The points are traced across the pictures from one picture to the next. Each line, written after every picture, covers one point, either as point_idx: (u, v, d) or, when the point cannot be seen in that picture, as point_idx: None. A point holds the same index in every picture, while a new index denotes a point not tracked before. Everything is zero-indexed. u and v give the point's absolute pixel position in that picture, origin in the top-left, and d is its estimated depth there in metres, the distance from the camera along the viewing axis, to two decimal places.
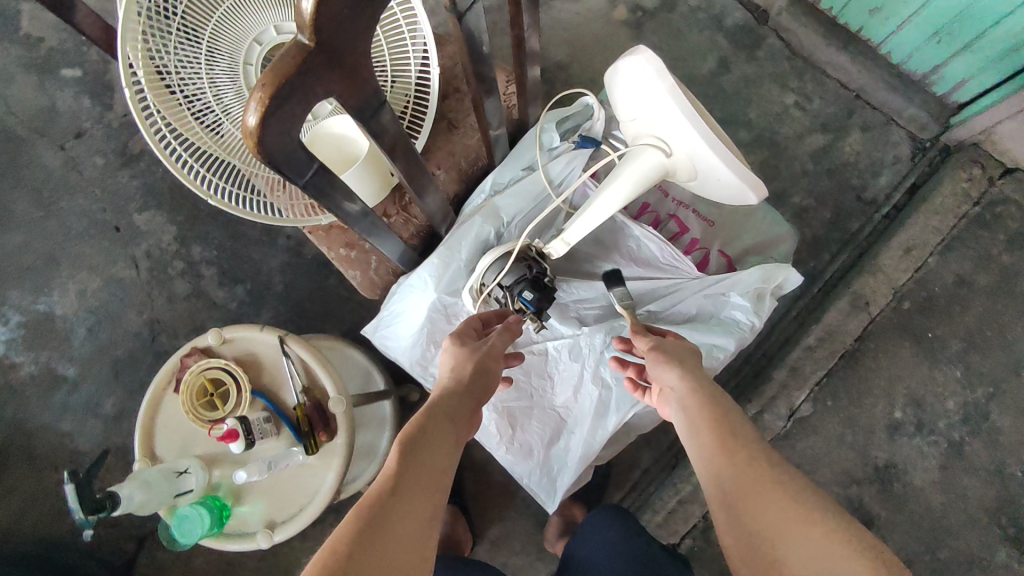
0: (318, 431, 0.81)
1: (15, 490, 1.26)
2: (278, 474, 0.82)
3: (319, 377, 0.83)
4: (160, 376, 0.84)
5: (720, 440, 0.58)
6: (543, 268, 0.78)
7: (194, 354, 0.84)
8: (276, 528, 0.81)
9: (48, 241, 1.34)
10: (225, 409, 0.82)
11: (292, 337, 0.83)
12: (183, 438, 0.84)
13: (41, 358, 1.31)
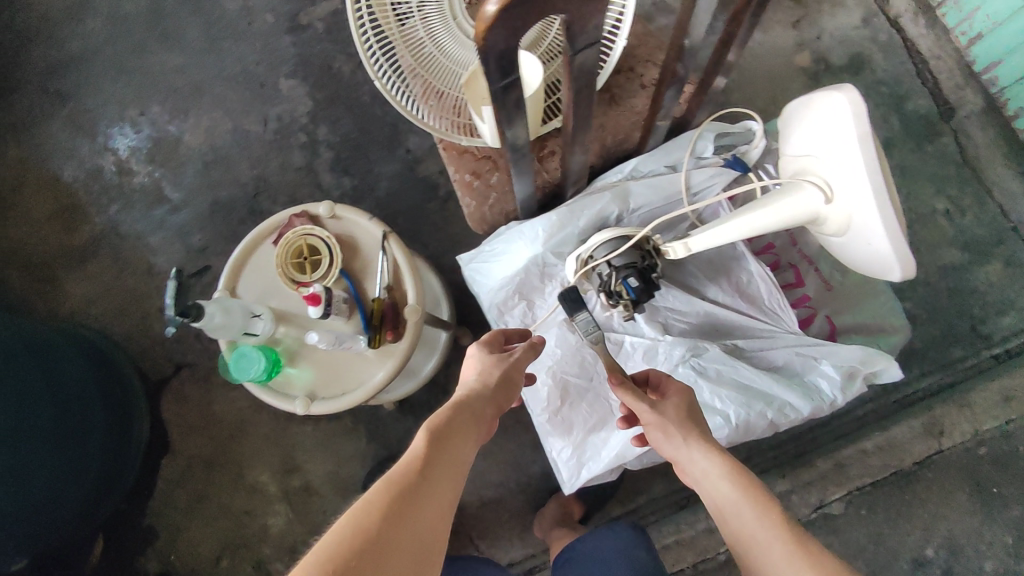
0: (386, 328, 0.84)
1: (92, 278, 1.36)
2: (335, 354, 0.85)
3: (404, 281, 0.86)
4: (266, 224, 0.88)
5: (742, 504, 0.57)
6: (654, 263, 0.78)
7: (302, 217, 0.87)
8: (314, 401, 0.84)
9: (200, 73, 1.41)
10: (311, 276, 0.85)
11: (394, 237, 0.86)
12: (264, 286, 0.87)
13: (155, 173, 1.39)
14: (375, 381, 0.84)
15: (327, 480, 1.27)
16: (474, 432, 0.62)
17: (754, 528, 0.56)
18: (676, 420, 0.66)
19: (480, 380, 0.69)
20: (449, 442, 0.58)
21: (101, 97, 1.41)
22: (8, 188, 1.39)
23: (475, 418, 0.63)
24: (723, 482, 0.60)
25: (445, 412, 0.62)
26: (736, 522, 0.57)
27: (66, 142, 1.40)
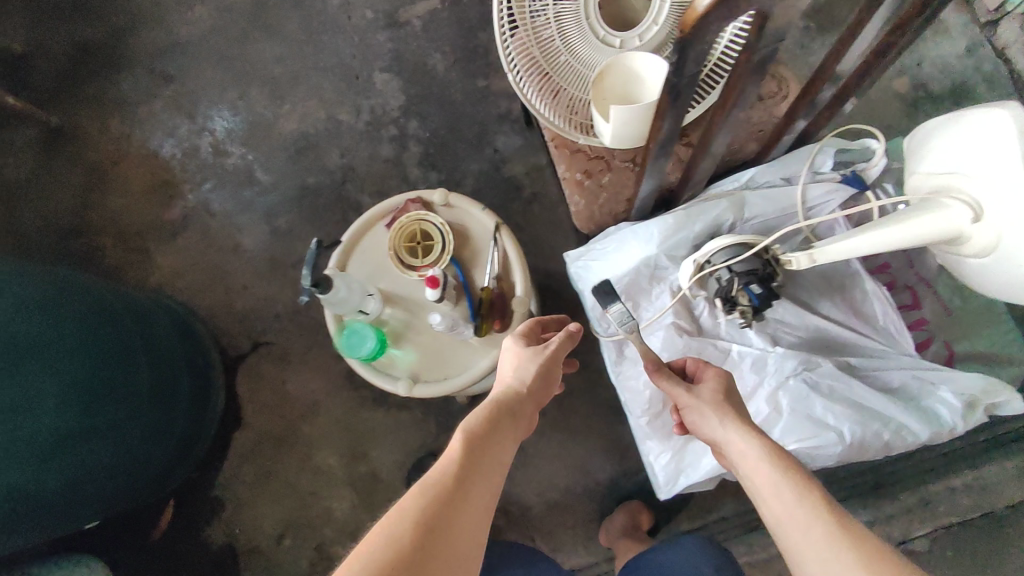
0: (494, 318, 0.84)
1: (182, 253, 1.40)
2: (439, 339, 0.86)
3: (512, 274, 0.87)
4: (379, 207, 0.90)
5: (790, 501, 0.56)
6: (775, 273, 0.77)
7: (416, 202, 0.89)
8: (417, 383, 0.85)
9: (298, 62, 1.45)
10: (423, 261, 0.86)
11: (506, 229, 0.87)
12: (374, 267, 0.89)
13: (248, 156, 1.43)
14: (478, 369, 0.85)
15: (392, 468, 1.28)
16: (514, 426, 0.61)
17: (801, 518, 0.55)
18: (715, 409, 0.67)
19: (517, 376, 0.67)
20: (484, 444, 0.57)
21: (203, 79, 1.46)
22: (110, 160, 1.45)
23: (512, 416, 0.61)
24: (770, 477, 0.58)
25: (482, 412, 0.60)
26: (783, 515, 0.56)
27: (167, 121, 1.45)
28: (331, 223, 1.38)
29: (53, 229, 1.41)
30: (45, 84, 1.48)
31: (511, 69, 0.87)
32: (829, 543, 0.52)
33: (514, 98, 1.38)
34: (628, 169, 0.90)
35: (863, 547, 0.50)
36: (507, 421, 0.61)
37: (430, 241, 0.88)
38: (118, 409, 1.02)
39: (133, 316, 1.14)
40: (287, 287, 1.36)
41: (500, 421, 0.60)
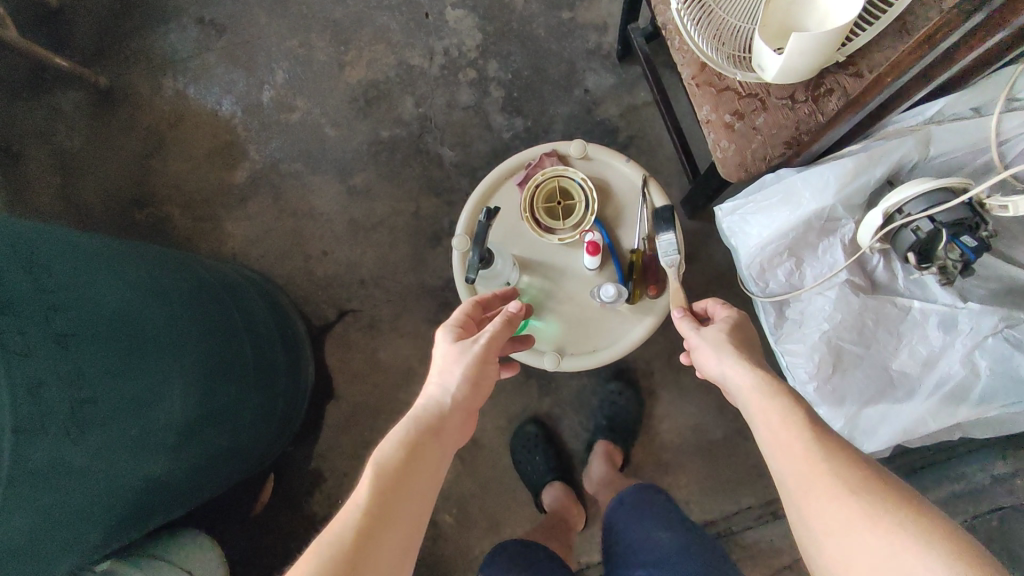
0: (648, 284, 0.77)
1: (253, 219, 1.32)
2: (584, 308, 0.79)
3: None
4: (507, 165, 0.83)
5: (786, 417, 0.55)
6: (986, 221, 0.66)
7: (552, 157, 0.81)
8: (564, 357, 0.79)
9: (360, 3, 1.33)
10: (564, 224, 0.78)
11: (656, 182, 0.79)
12: (505, 231, 0.81)
13: (314, 109, 1.32)
14: (631, 339, 0.78)
15: (494, 435, 1.22)
16: (439, 454, 0.59)
17: (784, 440, 0.53)
18: (715, 346, 0.64)
19: (442, 383, 0.64)
20: (402, 485, 0.54)
21: (259, 28, 1.35)
22: (166, 122, 1.35)
23: (436, 439, 0.59)
24: (762, 399, 0.57)
25: (397, 439, 0.58)
26: (776, 431, 0.55)
27: (223, 76, 1.35)
28: (411, 178, 1.28)
29: (114, 201, 1.33)
30: (87, 40, 1.37)
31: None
32: (809, 463, 0.51)
33: (603, 32, 1.26)
34: (785, 107, 0.78)
35: (840, 462, 0.50)
36: (432, 444, 0.59)
37: (569, 200, 0.80)
38: (229, 392, 0.97)
39: (218, 284, 1.08)
40: (368, 250, 1.28)
41: (421, 451, 0.57)
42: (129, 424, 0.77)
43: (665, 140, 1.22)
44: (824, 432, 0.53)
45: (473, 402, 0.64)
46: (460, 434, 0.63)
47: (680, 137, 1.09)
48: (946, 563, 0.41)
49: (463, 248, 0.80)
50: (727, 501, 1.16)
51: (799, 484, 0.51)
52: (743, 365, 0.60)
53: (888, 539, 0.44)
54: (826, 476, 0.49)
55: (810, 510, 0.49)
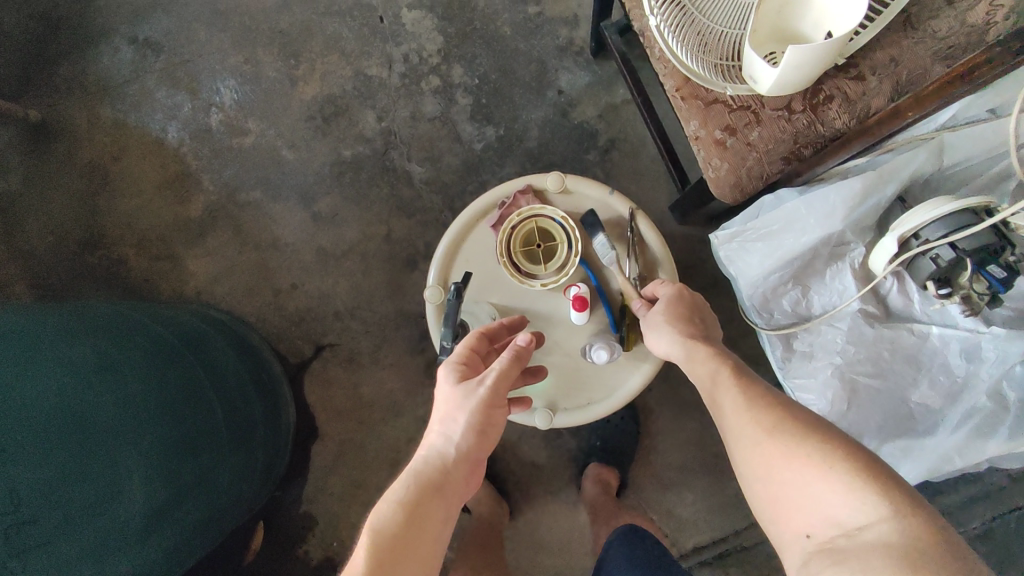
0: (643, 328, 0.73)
1: (214, 253, 1.23)
2: (574, 358, 0.74)
3: (653, 267, 0.76)
4: (479, 204, 0.77)
5: (718, 373, 0.58)
6: (1009, 243, 0.59)
7: (528, 193, 0.76)
8: (556, 413, 0.74)
9: (307, 9, 1.21)
10: (547, 269, 0.73)
11: (642, 215, 0.76)
12: (481, 278, 0.76)
13: (268, 130, 1.22)
14: (627, 387, 0.74)
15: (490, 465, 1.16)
16: (442, 517, 0.51)
17: (716, 395, 0.57)
18: (654, 322, 0.66)
19: (444, 432, 0.56)
20: (399, 559, 0.46)
21: (198, 44, 1.23)
22: (108, 155, 1.25)
23: (438, 500, 0.51)
24: (693, 361, 0.61)
25: (393, 500, 0.50)
26: (711, 391, 0.58)
27: (165, 99, 1.24)
28: (379, 199, 1.19)
29: (62, 245, 1.23)
30: (11, 70, 1.25)
31: (650, 9, 0.70)
32: (737, 410, 0.54)
33: (573, 26, 1.16)
34: (781, 119, 0.69)
35: (758, 407, 0.53)
36: (434, 505, 0.51)
37: (551, 241, 0.76)
38: (206, 456, 0.89)
39: (179, 337, 0.99)
40: (341, 279, 1.20)
41: (421, 514, 0.49)
42: (82, 527, 0.70)
43: (648, 140, 1.14)
44: (748, 380, 0.57)
45: (480, 451, 0.56)
46: (467, 489, 0.55)
47: (665, 140, 1.01)
48: (845, 480, 0.45)
49: (437, 300, 0.75)
50: (737, 516, 1.11)
51: (731, 429, 0.54)
52: (671, 334, 0.64)
53: (801, 466, 0.47)
54: (746, 420, 0.53)
55: (740, 449, 0.53)
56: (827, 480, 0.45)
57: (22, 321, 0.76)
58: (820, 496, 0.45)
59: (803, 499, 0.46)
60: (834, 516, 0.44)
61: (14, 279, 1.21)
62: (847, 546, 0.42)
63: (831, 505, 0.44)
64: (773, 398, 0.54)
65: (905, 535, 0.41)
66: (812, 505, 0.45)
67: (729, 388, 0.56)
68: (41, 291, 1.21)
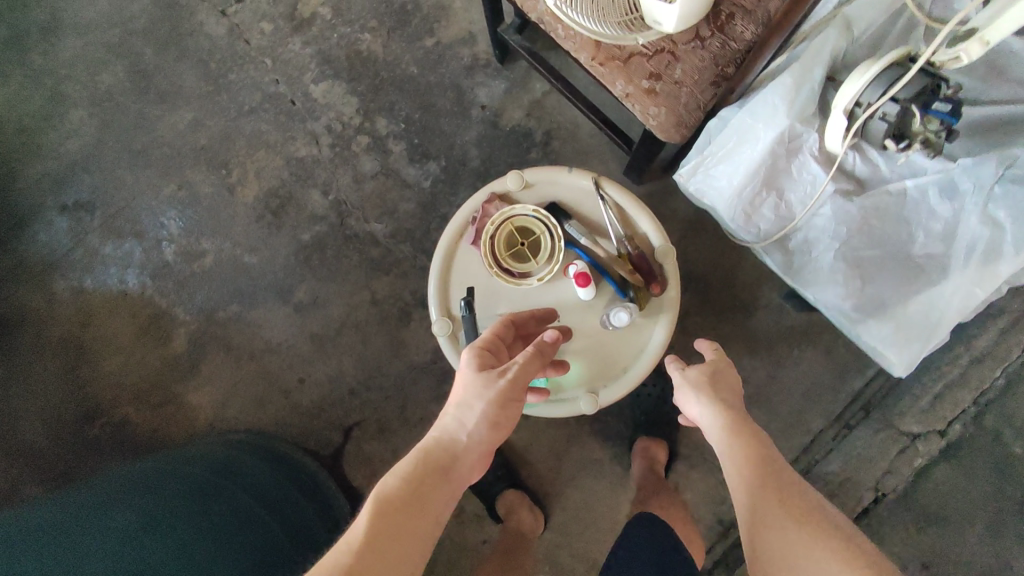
0: (649, 284, 0.78)
1: (213, 379, 1.21)
2: (595, 335, 0.80)
3: (636, 223, 0.81)
4: (453, 227, 0.83)
5: (753, 459, 0.56)
6: (940, 79, 0.62)
7: (494, 200, 0.81)
8: (598, 394, 0.79)
9: (219, 119, 1.23)
10: (537, 261, 0.78)
11: (607, 179, 0.81)
12: (482, 294, 0.81)
13: (224, 244, 1.22)
14: (654, 345, 0.79)
15: (551, 477, 1.15)
16: (445, 495, 0.53)
17: (749, 480, 0.55)
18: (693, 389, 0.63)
19: (458, 417, 0.58)
20: (401, 522, 0.50)
21: (128, 189, 1.24)
22: (76, 325, 1.23)
23: (445, 481, 0.54)
24: (722, 440, 0.58)
25: (400, 471, 0.54)
26: (739, 471, 0.56)
27: (115, 252, 1.24)
28: (353, 269, 1.20)
29: (60, 428, 1.20)
30: None
31: None
32: (772, 510, 0.52)
33: (472, 43, 1.19)
34: (697, 50, 0.73)
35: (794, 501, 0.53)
36: (439, 485, 0.53)
37: (533, 236, 0.80)
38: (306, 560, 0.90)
39: (209, 469, 0.97)
40: (344, 357, 1.19)
41: (427, 491, 0.52)
42: None
43: (581, 120, 1.17)
44: (782, 470, 0.55)
45: (489, 442, 0.57)
46: (472, 475, 0.57)
47: (597, 113, 1.04)
48: None
49: (448, 331, 0.80)
50: (798, 435, 1.11)
51: (757, 520, 0.53)
52: (716, 407, 0.60)
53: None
54: (783, 517, 0.52)
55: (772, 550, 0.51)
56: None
57: (70, 530, 0.78)
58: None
59: None
60: None
61: (27, 478, 1.19)
62: None
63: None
64: (807, 494, 0.54)
65: None
66: None
67: (767, 480, 0.54)
68: (56, 480, 1.18)
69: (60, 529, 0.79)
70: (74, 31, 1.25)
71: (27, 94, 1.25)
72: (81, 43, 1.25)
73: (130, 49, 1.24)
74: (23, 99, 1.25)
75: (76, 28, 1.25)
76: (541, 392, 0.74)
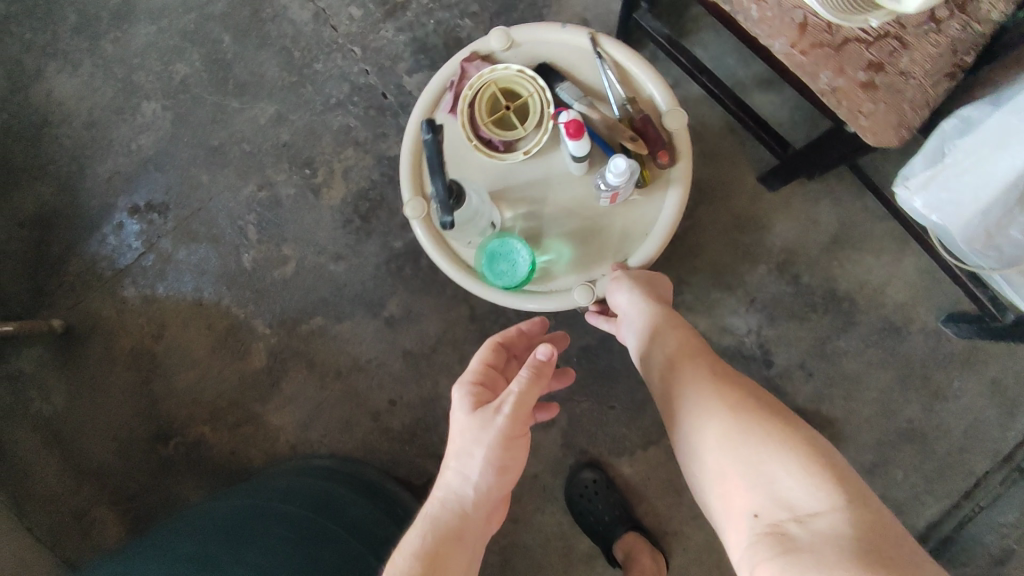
0: (654, 150, 0.76)
1: (295, 400, 1.11)
2: (583, 209, 0.78)
3: (636, 84, 0.79)
4: (430, 96, 0.81)
5: (674, 340, 0.66)
6: None
7: (475, 60, 0.79)
8: (594, 284, 0.78)
9: (304, 112, 1.12)
10: (524, 130, 0.76)
11: (604, 37, 0.79)
12: (461, 169, 0.79)
13: (308, 251, 1.11)
14: (656, 234, 0.77)
15: (670, 516, 1.04)
16: (466, 557, 0.54)
17: (673, 363, 0.64)
18: (633, 282, 0.73)
19: (461, 471, 0.58)
20: None
21: (205, 189, 1.13)
22: (147, 337, 1.14)
23: (463, 545, 0.54)
24: (646, 330, 0.69)
25: (410, 550, 0.53)
26: (662, 355, 0.66)
27: (190, 257, 1.14)
28: (450, 281, 1.09)
29: (131, 448, 1.12)
30: (21, 285, 1.14)
31: None
32: (677, 368, 0.63)
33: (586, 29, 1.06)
34: (930, 33, 0.61)
35: (717, 380, 0.60)
36: (459, 550, 0.54)
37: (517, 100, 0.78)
38: None
39: (310, 507, 0.87)
40: (439, 378, 1.08)
41: (451, 559, 0.53)
42: None
43: (708, 117, 1.05)
44: (709, 358, 0.63)
45: (498, 489, 0.58)
46: (487, 525, 0.58)
47: (747, 110, 0.93)
48: (802, 467, 0.50)
49: (421, 212, 0.79)
50: (959, 478, 0.98)
51: (684, 401, 0.61)
52: (644, 299, 0.71)
53: (740, 429, 0.55)
54: (706, 390, 0.60)
55: (699, 437, 0.58)
56: (791, 474, 0.50)
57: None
58: (778, 481, 0.50)
59: (758, 472, 0.52)
60: (788, 500, 0.49)
61: (100, 500, 1.11)
62: (799, 532, 0.47)
63: (778, 482, 0.50)
64: (727, 373, 0.61)
65: (853, 523, 0.46)
66: (764, 488, 0.51)
67: (703, 382, 0.60)
68: (128, 505, 1.11)
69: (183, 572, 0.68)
70: (148, 16, 1.15)
71: (96, 85, 1.15)
72: (153, 29, 1.15)
73: (208, 36, 1.14)
74: (92, 90, 1.15)
75: (149, 13, 1.15)
76: (548, 410, 0.76)
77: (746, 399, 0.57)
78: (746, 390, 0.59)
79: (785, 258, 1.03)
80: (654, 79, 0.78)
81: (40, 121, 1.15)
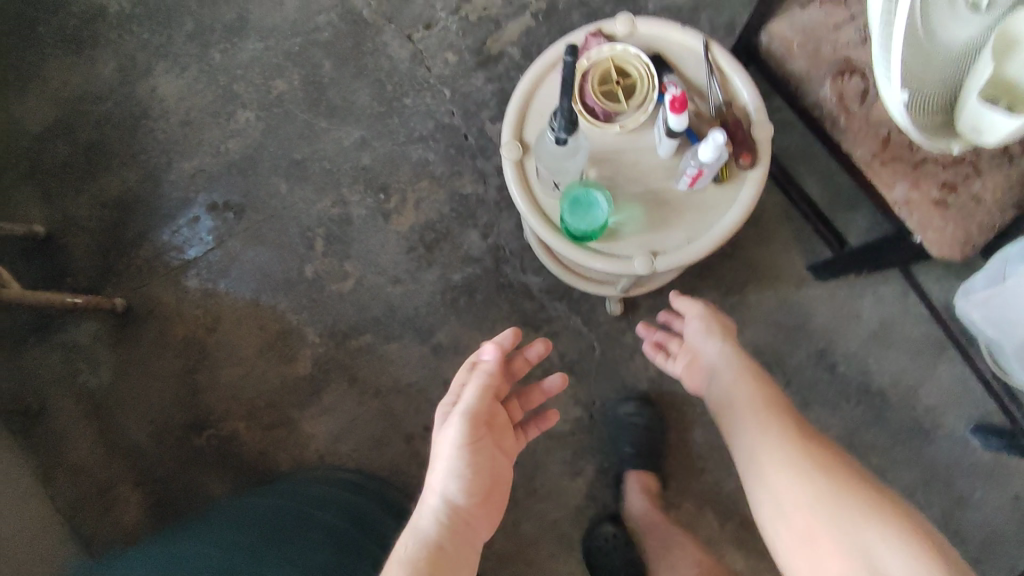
0: (738, 150, 0.81)
1: (333, 411, 1.14)
2: (661, 187, 0.83)
3: (734, 91, 0.84)
4: (550, 56, 0.86)
5: (762, 397, 0.77)
6: None
7: (598, 36, 0.84)
8: (655, 257, 0.82)
9: (387, 141, 1.19)
10: (626, 106, 0.81)
11: (717, 44, 0.84)
12: None
13: (368, 270, 1.16)
14: (723, 226, 0.82)
15: None
16: (461, 554, 0.64)
17: (762, 419, 0.75)
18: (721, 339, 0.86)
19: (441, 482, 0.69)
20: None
21: (281, 198, 1.20)
22: (201, 328, 1.18)
23: (454, 545, 0.64)
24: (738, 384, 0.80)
25: (406, 555, 0.62)
26: (749, 409, 0.76)
27: (255, 259, 1.19)
28: (500, 319, 1.13)
29: (165, 433, 1.15)
30: (91, 261, 1.19)
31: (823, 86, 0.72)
32: (767, 423, 0.74)
33: None
34: (1004, 166, 0.67)
35: (806, 442, 0.70)
36: (451, 549, 0.64)
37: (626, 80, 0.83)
38: None
39: (345, 519, 0.89)
40: None
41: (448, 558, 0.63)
42: None
43: (767, 201, 1.11)
44: (795, 420, 0.74)
45: (474, 490, 0.69)
46: (477, 530, 0.68)
47: (810, 204, 1.01)
48: (896, 535, 0.59)
49: (515, 155, 0.84)
50: None
51: (771, 457, 0.71)
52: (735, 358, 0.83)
53: (830, 491, 0.64)
54: (796, 451, 0.70)
55: (784, 493, 0.67)
56: (884, 541, 0.59)
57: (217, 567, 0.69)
58: (871, 546, 0.59)
59: (849, 533, 0.61)
60: (880, 563, 0.58)
61: (126, 479, 1.14)
62: None
63: (867, 545, 0.59)
64: (812, 435, 0.72)
65: None
66: (855, 547, 0.60)
67: (792, 444, 0.70)
68: (152, 489, 1.13)
69: (233, 563, 0.70)
70: (257, 33, 1.23)
71: (197, 88, 1.23)
72: (260, 45, 1.23)
73: (309, 59, 1.22)
74: (193, 92, 1.23)
75: (258, 31, 1.23)
76: (548, 418, 0.90)
77: (835, 466, 0.67)
78: (834, 458, 0.69)
79: (825, 346, 1.07)
80: (752, 90, 0.83)
81: (140, 112, 1.23)
